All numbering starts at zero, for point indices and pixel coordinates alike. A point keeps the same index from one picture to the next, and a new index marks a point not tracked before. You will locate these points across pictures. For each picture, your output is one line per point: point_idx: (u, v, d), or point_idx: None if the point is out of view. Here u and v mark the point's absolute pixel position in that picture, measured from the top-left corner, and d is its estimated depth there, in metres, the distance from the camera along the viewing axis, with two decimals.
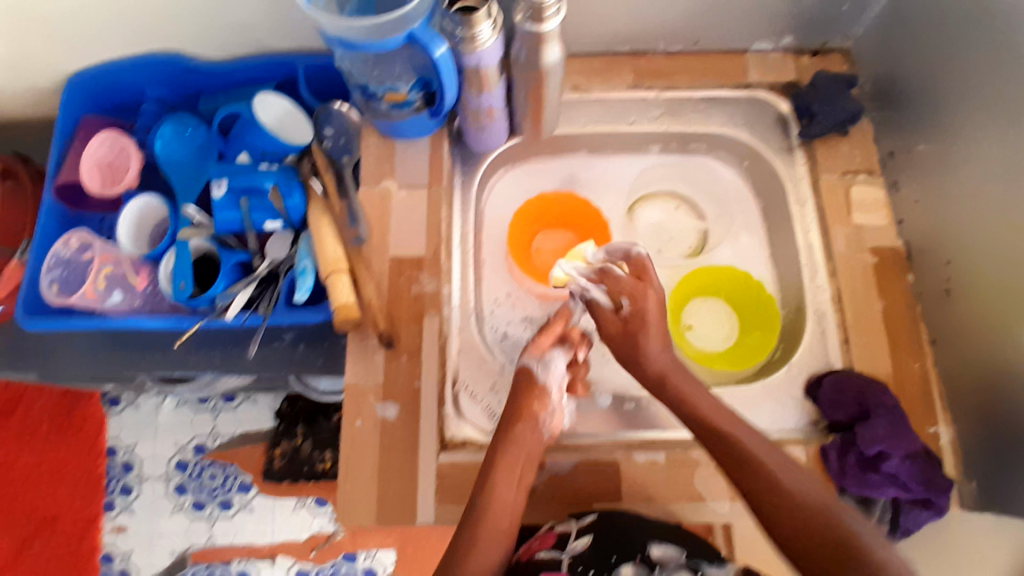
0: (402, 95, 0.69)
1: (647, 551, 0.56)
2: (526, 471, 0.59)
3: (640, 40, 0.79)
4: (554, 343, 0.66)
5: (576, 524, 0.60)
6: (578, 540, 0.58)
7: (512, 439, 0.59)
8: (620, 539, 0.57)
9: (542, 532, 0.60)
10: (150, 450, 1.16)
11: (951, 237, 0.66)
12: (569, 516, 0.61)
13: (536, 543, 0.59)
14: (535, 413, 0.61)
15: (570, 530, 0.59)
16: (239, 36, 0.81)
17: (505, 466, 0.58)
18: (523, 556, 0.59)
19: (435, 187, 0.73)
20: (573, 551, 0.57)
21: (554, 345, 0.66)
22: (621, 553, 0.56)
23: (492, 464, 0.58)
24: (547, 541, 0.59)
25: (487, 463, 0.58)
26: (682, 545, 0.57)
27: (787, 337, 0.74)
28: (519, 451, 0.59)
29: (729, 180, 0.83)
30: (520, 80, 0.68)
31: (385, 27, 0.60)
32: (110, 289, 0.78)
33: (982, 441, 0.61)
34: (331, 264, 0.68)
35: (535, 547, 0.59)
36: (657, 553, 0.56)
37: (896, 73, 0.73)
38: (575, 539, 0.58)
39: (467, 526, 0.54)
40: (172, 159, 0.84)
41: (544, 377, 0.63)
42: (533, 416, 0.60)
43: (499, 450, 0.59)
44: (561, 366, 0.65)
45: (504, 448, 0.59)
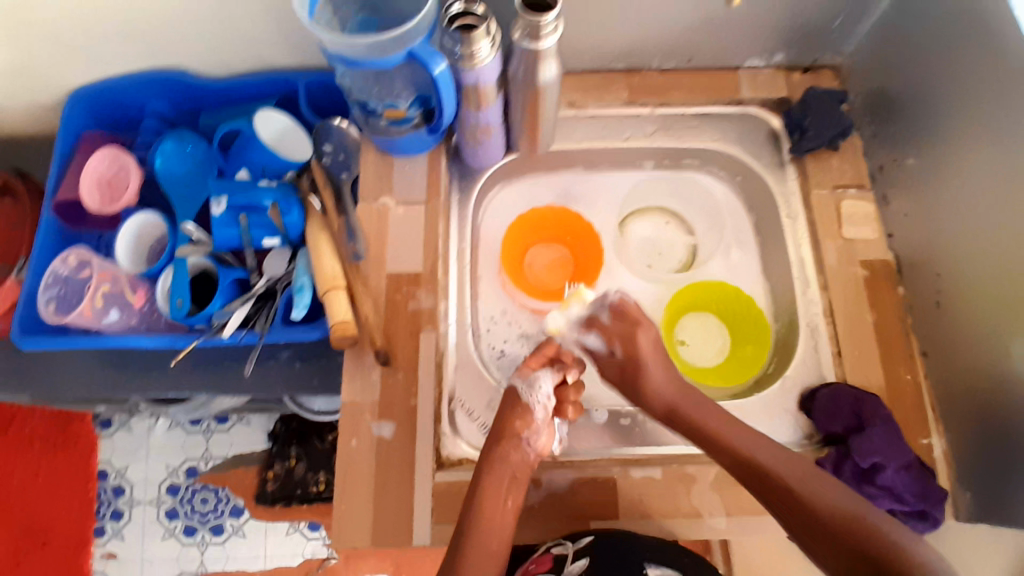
0: (402, 111, 0.70)
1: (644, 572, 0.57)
2: (513, 489, 0.60)
3: (635, 58, 0.81)
4: (542, 364, 0.65)
5: (573, 547, 0.60)
6: (575, 563, 0.58)
7: (497, 458, 0.60)
8: (617, 560, 0.57)
9: (539, 555, 0.62)
10: (141, 473, 1.15)
11: (941, 250, 0.67)
12: (566, 537, 0.62)
13: (533, 566, 0.61)
14: (518, 432, 0.61)
15: (567, 553, 0.59)
16: (238, 54, 0.82)
17: (495, 483, 0.59)
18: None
19: (431, 204, 0.74)
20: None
21: (542, 366, 0.65)
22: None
23: (486, 462, 0.60)
24: (543, 564, 0.60)
25: (473, 487, 0.59)
26: (678, 564, 0.58)
27: (779, 351, 0.75)
28: (503, 470, 0.60)
29: (722, 195, 0.84)
30: (518, 96, 0.68)
31: (386, 45, 0.60)
32: (108, 307, 0.77)
33: (974, 452, 0.62)
34: (329, 281, 0.69)
35: (533, 570, 0.60)
36: (655, 575, 0.57)
37: (886, 89, 0.74)
38: (573, 563, 0.58)
39: (464, 525, 0.56)
40: (172, 174, 0.84)
41: (527, 396, 0.63)
42: (516, 435, 0.61)
43: (484, 471, 0.59)
44: (547, 386, 0.64)
45: (489, 469, 0.59)
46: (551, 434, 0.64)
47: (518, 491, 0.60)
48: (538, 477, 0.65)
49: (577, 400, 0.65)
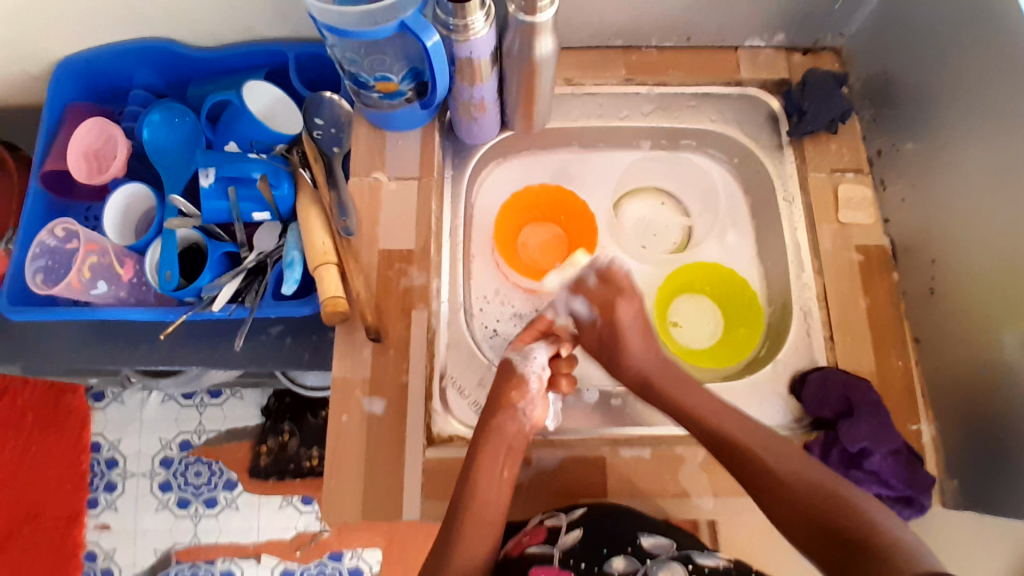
0: (394, 85, 0.69)
1: (638, 542, 0.58)
2: (509, 461, 0.60)
3: (633, 35, 0.79)
4: (535, 338, 0.67)
5: (565, 519, 0.60)
6: (569, 534, 0.58)
7: (495, 429, 0.60)
8: (611, 533, 0.58)
9: (532, 526, 0.61)
10: (134, 447, 1.15)
11: (937, 236, 0.66)
12: (559, 510, 0.61)
13: (526, 537, 0.60)
14: (512, 404, 0.62)
15: (561, 524, 0.60)
16: (228, 23, 0.80)
17: (491, 456, 0.59)
18: (513, 552, 0.60)
19: (425, 180, 0.73)
20: (564, 546, 0.58)
21: (536, 339, 0.67)
22: (612, 545, 0.58)
23: (476, 447, 0.59)
24: (537, 535, 0.59)
25: (470, 456, 0.59)
26: (671, 534, 0.59)
27: (772, 336, 0.75)
28: (499, 443, 0.60)
29: (718, 176, 0.83)
30: (512, 71, 0.68)
31: (376, 14, 0.60)
32: (95, 279, 0.76)
33: (963, 437, 0.62)
34: (320, 256, 0.67)
35: (525, 541, 0.59)
36: (649, 543, 0.58)
37: (888, 70, 0.73)
38: (567, 534, 0.59)
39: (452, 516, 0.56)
40: (160, 145, 0.82)
41: (523, 367, 0.65)
42: (511, 405, 0.62)
43: (481, 440, 0.60)
44: (541, 357, 0.66)
45: (487, 436, 0.60)
46: (546, 407, 0.64)
47: (512, 462, 0.60)
48: (527, 456, 0.65)
49: (569, 373, 0.68)
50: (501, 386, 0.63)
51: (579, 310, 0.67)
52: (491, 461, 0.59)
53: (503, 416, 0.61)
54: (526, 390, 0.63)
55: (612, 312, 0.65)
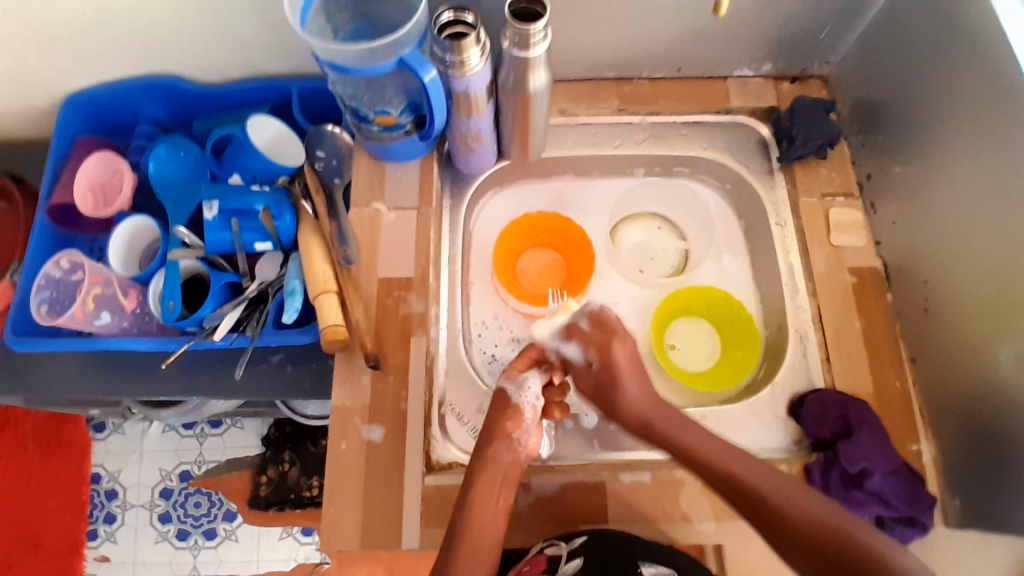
0: (393, 118, 0.71)
1: (640, 571, 0.56)
2: (504, 490, 0.60)
3: (625, 67, 0.81)
4: (528, 366, 0.66)
5: (566, 548, 0.59)
6: (569, 563, 0.57)
7: (492, 457, 0.60)
8: (611, 561, 0.57)
9: (531, 555, 0.61)
10: (134, 478, 1.15)
11: (928, 257, 0.68)
12: (559, 539, 0.61)
13: (526, 568, 0.59)
14: (508, 434, 0.61)
15: (561, 553, 0.59)
16: (233, 60, 0.83)
17: (488, 485, 0.59)
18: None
19: (423, 209, 0.75)
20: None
21: (529, 367, 0.66)
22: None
23: (471, 478, 0.59)
24: (536, 564, 0.58)
25: (466, 482, 0.59)
26: (673, 564, 0.57)
27: (769, 356, 0.75)
28: (495, 470, 0.60)
29: (712, 201, 0.84)
30: (507, 105, 0.69)
31: (376, 51, 0.61)
32: (99, 310, 0.77)
33: (964, 457, 0.62)
34: (321, 284, 0.68)
35: (525, 571, 0.58)
36: (649, 572, 0.56)
37: (874, 97, 0.75)
38: (567, 563, 0.57)
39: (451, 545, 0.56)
40: (166, 178, 0.84)
41: (517, 398, 0.64)
42: (509, 434, 0.61)
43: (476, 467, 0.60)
44: (536, 387, 0.65)
45: (484, 463, 0.60)
46: (541, 434, 0.64)
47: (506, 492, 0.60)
48: (527, 481, 0.65)
49: (563, 401, 0.67)
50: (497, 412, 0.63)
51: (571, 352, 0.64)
52: (489, 488, 0.59)
53: (497, 442, 0.61)
54: (522, 418, 0.62)
55: (608, 355, 0.62)
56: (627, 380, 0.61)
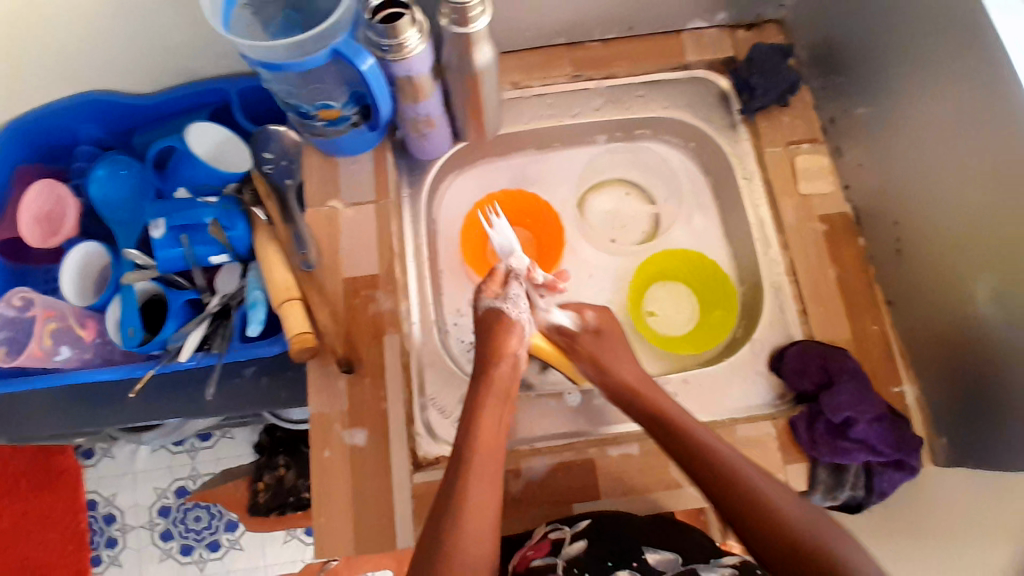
0: (337, 111, 0.68)
1: (643, 557, 0.57)
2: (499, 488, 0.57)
3: (575, 31, 0.78)
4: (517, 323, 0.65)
5: (570, 530, 0.59)
6: (574, 544, 0.58)
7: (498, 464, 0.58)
8: (614, 546, 0.57)
9: (537, 540, 0.60)
10: (130, 500, 1.14)
11: (898, 196, 0.66)
12: (562, 522, 0.61)
13: (530, 551, 0.59)
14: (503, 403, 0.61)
15: (565, 536, 0.59)
16: (166, 66, 0.79)
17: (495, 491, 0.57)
18: (518, 565, 0.59)
19: (382, 202, 0.72)
20: (567, 556, 0.57)
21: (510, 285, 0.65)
22: (617, 559, 0.57)
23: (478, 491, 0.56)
24: (541, 548, 0.58)
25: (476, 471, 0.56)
26: (676, 547, 0.58)
27: (747, 316, 0.75)
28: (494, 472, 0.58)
29: (677, 161, 0.82)
30: (455, 85, 0.67)
31: (304, 44, 0.59)
32: (58, 345, 0.75)
33: (946, 397, 0.62)
34: (284, 291, 0.67)
35: (530, 555, 0.59)
36: (653, 559, 0.57)
37: (831, 38, 0.73)
38: (570, 544, 0.58)
39: None
40: (110, 199, 0.81)
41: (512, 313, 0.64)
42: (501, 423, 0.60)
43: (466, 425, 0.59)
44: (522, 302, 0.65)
45: (475, 434, 0.58)
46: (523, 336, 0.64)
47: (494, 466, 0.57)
48: (517, 467, 0.64)
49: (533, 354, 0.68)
50: (471, 338, 0.63)
51: (564, 321, 0.67)
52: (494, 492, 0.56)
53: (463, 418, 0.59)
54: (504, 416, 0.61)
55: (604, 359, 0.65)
56: (613, 341, 0.66)
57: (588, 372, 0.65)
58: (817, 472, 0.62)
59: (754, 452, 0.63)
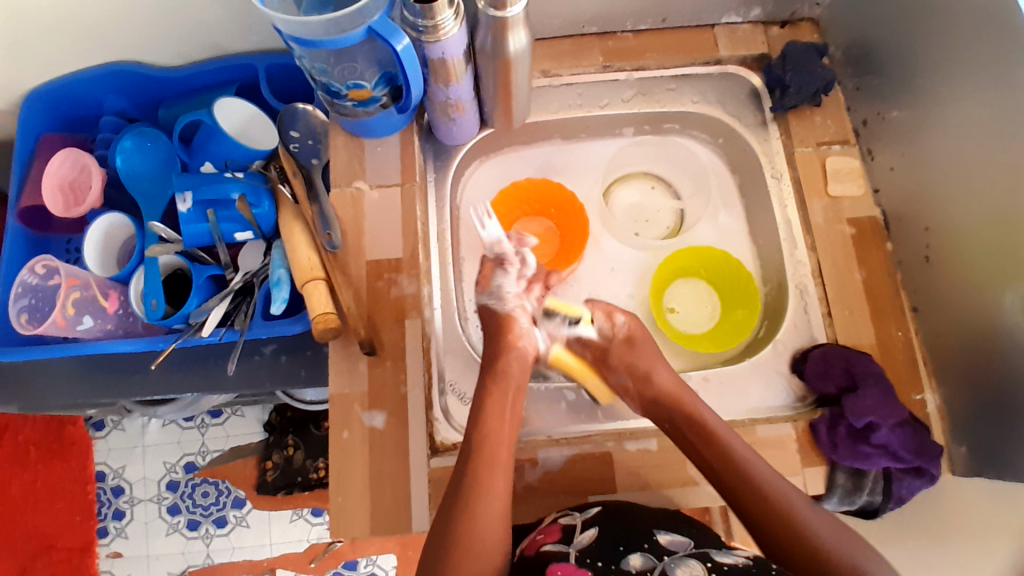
0: (367, 92, 0.67)
1: (655, 538, 0.56)
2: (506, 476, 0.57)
3: (607, 21, 0.77)
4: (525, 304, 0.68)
5: (581, 517, 0.59)
6: (584, 533, 0.56)
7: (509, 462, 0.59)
8: (627, 531, 0.56)
9: (547, 525, 0.59)
10: (139, 473, 1.15)
11: (929, 203, 0.66)
12: (573, 509, 0.60)
13: (541, 535, 0.58)
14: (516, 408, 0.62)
15: (576, 523, 0.58)
16: (194, 40, 0.79)
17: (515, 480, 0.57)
18: (528, 549, 0.58)
19: (407, 185, 0.72)
20: (578, 545, 0.55)
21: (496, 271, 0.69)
22: (629, 543, 0.56)
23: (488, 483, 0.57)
24: (552, 533, 0.58)
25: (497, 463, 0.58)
26: (690, 534, 0.57)
27: (770, 314, 0.75)
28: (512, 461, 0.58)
29: (706, 158, 0.82)
30: (487, 68, 0.66)
31: (341, 21, 0.58)
32: (80, 314, 0.75)
33: (968, 405, 0.62)
34: (307, 272, 0.67)
35: (540, 539, 0.58)
36: (665, 540, 0.56)
37: (867, 39, 0.72)
38: (581, 533, 0.57)
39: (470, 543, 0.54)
40: (135, 172, 0.80)
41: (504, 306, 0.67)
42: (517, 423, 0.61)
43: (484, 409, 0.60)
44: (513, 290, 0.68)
45: None
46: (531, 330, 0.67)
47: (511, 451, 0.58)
48: (535, 457, 0.64)
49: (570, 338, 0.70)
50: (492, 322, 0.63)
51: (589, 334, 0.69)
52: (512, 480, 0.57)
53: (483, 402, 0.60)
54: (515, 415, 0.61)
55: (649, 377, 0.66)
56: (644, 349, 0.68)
57: (625, 384, 0.67)
58: (835, 476, 0.62)
59: (773, 452, 0.63)
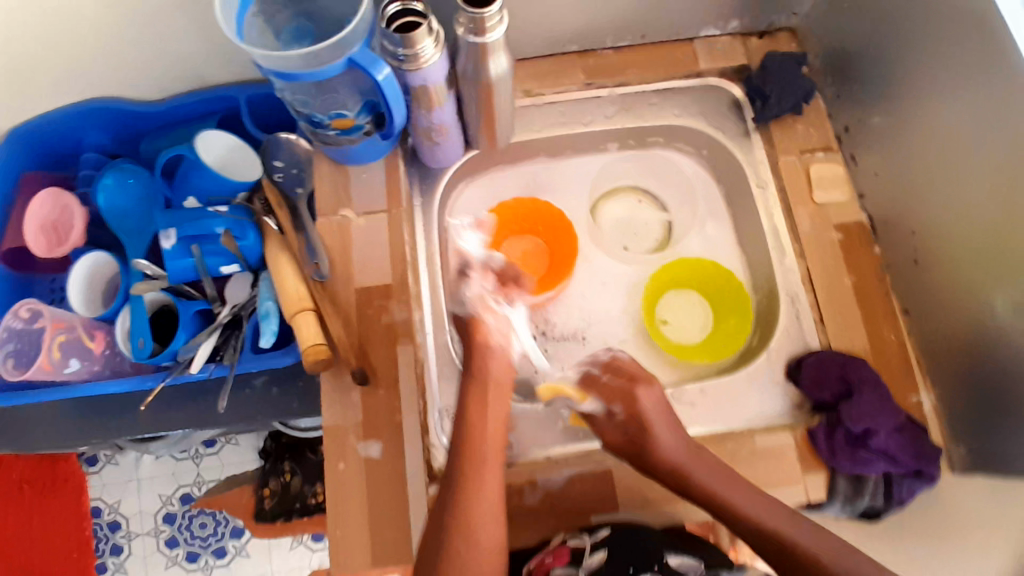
0: (350, 121, 0.67)
1: (665, 560, 0.55)
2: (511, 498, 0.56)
3: (588, 39, 0.78)
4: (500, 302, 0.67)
5: (590, 539, 0.58)
6: (594, 555, 0.56)
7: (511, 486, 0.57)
8: (638, 550, 0.56)
9: (554, 546, 0.59)
10: (135, 507, 1.13)
11: (914, 207, 0.66)
12: (582, 531, 0.60)
13: (549, 557, 0.58)
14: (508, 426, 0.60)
15: (585, 545, 0.58)
16: (175, 74, 0.78)
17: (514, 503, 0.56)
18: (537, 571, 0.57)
19: (394, 211, 0.71)
20: (590, 568, 0.56)
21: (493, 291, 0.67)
22: (638, 564, 0.55)
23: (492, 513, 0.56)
24: (560, 555, 0.57)
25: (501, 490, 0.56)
26: (698, 553, 0.57)
27: (762, 324, 0.74)
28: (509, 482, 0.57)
29: (690, 170, 0.82)
30: (469, 92, 0.66)
31: (321, 54, 0.57)
32: (67, 357, 0.74)
33: (964, 406, 0.62)
34: (295, 303, 0.66)
35: (550, 562, 0.57)
36: (676, 562, 0.56)
37: (845, 47, 0.73)
38: (591, 554, 0.57)
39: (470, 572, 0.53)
40: (117, 209, 0.80)
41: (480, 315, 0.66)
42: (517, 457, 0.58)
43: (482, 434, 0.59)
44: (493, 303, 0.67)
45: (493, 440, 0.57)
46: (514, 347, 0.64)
47: None
48: (534, 478, 0.64)
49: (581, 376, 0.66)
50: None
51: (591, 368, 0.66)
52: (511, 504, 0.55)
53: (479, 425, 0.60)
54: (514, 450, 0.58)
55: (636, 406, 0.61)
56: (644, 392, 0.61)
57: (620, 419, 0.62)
58: (835, 481, 0.62)
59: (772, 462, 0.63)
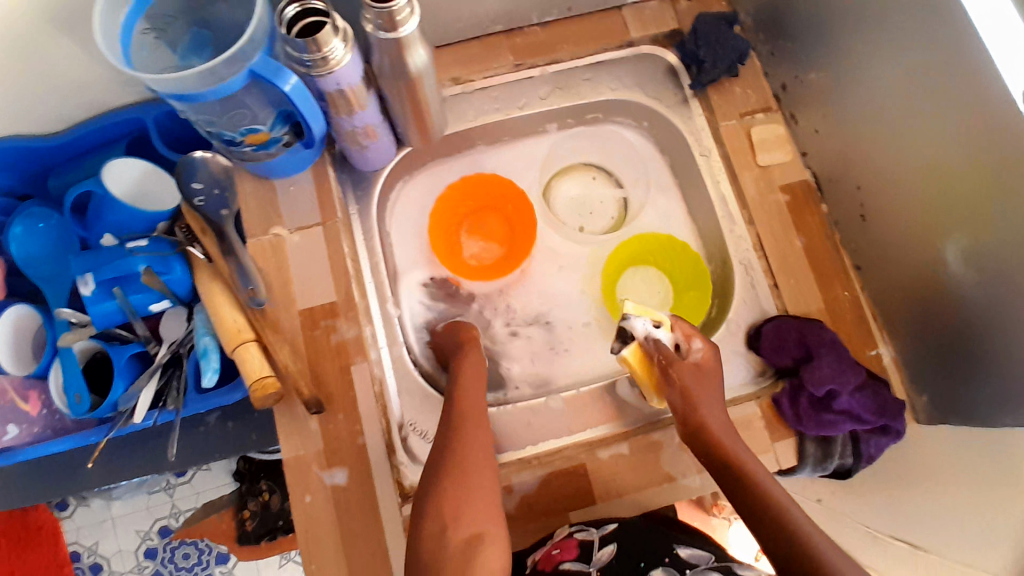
0: (264, 135, 0.62)
1: (675, 552, 0.56)
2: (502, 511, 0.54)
3: (511, 17, 0.74)
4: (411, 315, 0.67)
5: (598, 533, 0.58)
6: (603, 550, 0.56)
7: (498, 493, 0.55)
8: (647, 546, 0.57)
9: (561, 539, 0.58)
10: (114, 546, 1.06)
11: (856, 161, 0.65)
12: (588, 523, 0.59)
13: (559, 552, 0.57)
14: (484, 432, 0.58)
15: (592, 538, 0.57)
16: (72, 102, 0.72)
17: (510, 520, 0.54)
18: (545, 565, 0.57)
19: (330, 224, 0.68)
20: (599, 563, 0.55)
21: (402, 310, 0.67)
22: (648, 558, 0.56)
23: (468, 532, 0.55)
24: (569, 550, 0.57)
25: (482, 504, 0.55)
26: (708, 548, 0.58)
27: (720, 294, 0.74)
28: None
29: (634, 143, 0.80)
30: (391, 90, 0.62)
31: (218, 70, 0.53)
32: (3, 425, 0.71)
33: (920, 355, 0.63)
34: (235, 335, 0.62)
35: (558, 555, 0.57)
36: (686, 553, 0.56)
37: (774, 2, 0.71)
38: (600, 549, 0.56)
39: None
40: (31, 257, 0.74)
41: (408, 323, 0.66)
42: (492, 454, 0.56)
43: None
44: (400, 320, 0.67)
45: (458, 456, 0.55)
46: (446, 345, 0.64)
47: None
48: (508, 485, 0.62)
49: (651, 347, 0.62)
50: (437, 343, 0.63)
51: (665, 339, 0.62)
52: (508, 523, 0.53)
53: None
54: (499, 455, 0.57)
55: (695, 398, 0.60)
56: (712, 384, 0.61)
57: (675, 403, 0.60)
58: (805, 446, 0.62)
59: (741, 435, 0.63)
